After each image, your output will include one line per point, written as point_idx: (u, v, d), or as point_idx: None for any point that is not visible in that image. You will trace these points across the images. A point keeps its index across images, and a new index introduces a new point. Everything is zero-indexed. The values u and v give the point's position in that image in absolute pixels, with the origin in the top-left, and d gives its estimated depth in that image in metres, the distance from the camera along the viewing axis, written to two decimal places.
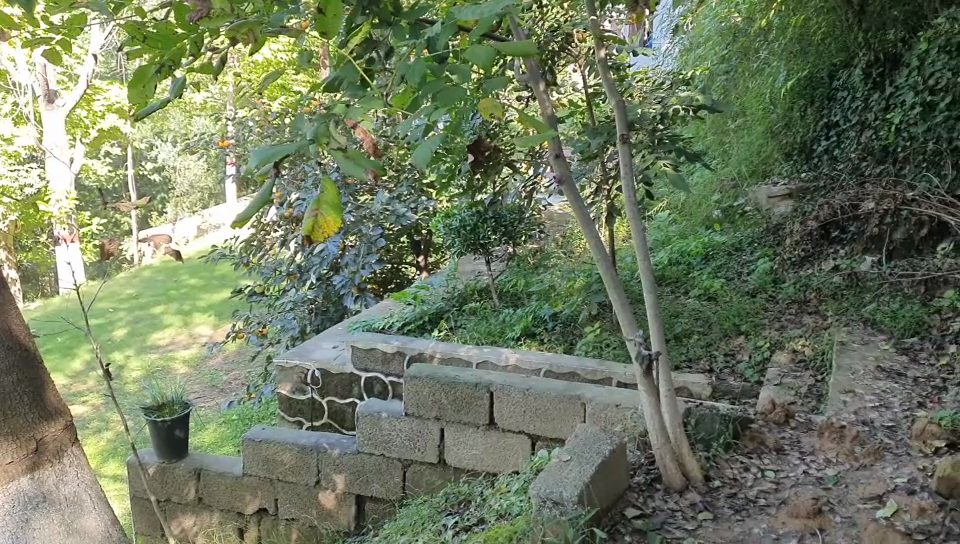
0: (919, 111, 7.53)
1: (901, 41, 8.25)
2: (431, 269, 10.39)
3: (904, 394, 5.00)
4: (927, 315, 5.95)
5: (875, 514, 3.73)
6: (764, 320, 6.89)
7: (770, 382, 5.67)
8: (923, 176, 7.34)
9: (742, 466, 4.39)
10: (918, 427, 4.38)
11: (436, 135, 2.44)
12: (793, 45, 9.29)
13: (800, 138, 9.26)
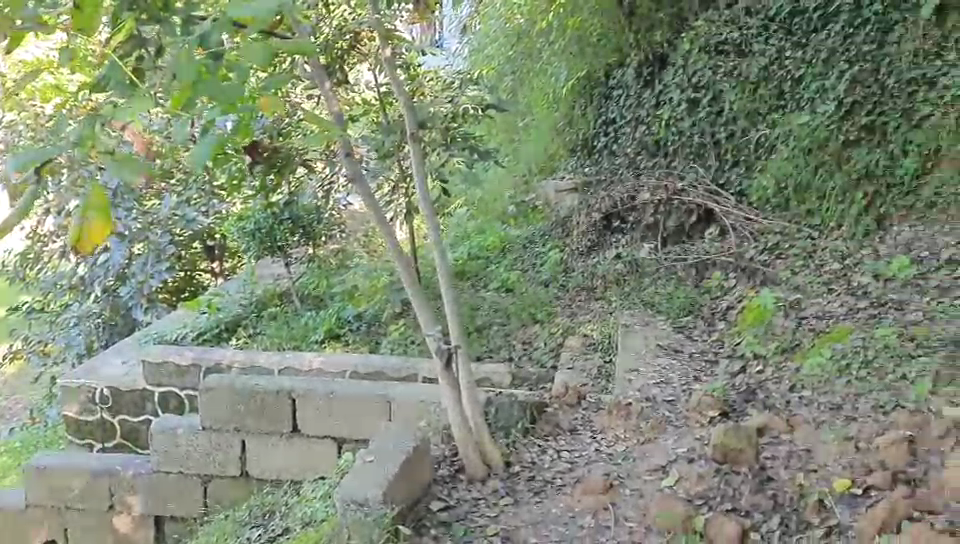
0: (685, 107, 8.10)
1: (667, 41, 9.12)
2: (228, 275, 10.01)
3: (681, 369, 5.37)
4: (699, 295, 6.42)
5: (660, 484, 3.98)
6: (556, 307, 7.21)
7: (563, 367, 5.94)
8: (691, 168, 7.88)
9: (539, 449, 4.58)
10: (695, 399, 4.72)
11: (213, 137, 2.33)
12: (571, 45, 9.60)
13: (581, 136, 9.75)
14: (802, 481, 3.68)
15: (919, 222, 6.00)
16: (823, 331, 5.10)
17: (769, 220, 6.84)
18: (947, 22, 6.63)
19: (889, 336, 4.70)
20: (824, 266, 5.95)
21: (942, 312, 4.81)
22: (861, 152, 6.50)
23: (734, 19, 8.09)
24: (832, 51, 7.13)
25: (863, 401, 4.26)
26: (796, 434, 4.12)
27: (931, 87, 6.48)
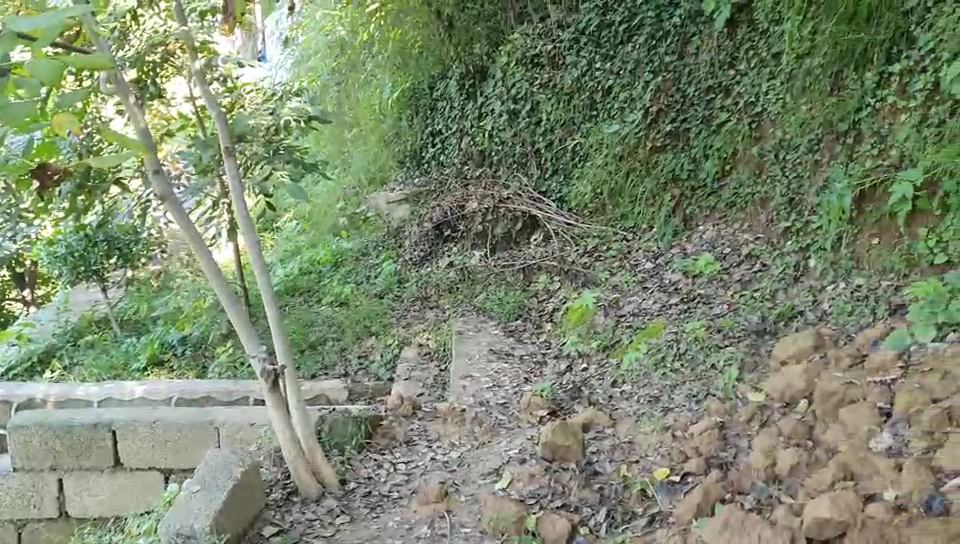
0: (506, 118, 8.35)
1: (487, 54, 9.11)
2: (41, 303, 9.38)
3: (512, 372, 5.49)
4: (526, 298, 6.60)
5: (494, 487, 4.04)
6: (391, 319, 7.17)
7: (399, 378, 5.93)
8: (514, 177, 8.09)
9: (375, 463, 4.53)
10: (525, 400, 4.84)
11: None
12: (394, 58, 9.67)
13: (409, 147, 9.81)
14: (625, 473, 3.86)
15: (723, 221, 6.17)
16: (640, 327, 5.36)
17: (587, 224, 7.12)
18: (738, 31, 6.57)
19: (699, 327, 4.95)
20: (639, 267, 6.24)
21: (744, 303, 5.09)
22: (668, 157, 6.75)
23: (548, 32, 8.22)
24: (637, 63, 7.25)
25: (678, 391, 4.51)
26: (618, 428, 4.31)
27: (728, 95, 6.49)
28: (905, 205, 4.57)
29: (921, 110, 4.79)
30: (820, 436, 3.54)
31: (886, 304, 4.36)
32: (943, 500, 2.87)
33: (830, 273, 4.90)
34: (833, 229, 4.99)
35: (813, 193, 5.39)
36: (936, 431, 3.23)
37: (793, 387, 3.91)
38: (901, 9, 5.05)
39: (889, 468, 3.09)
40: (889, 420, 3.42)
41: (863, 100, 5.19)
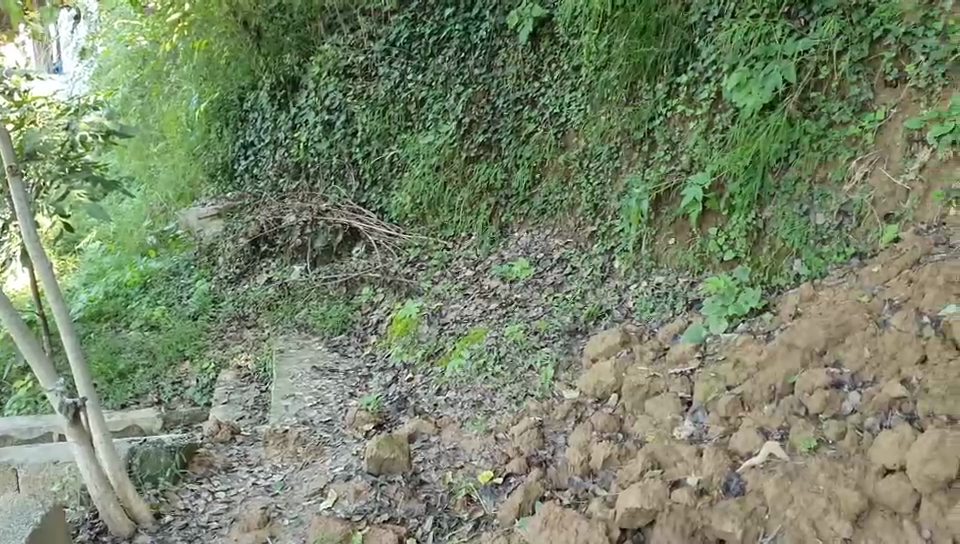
0: (321, 129, 8.17)
1: (297, 65, 8.66)
2: None
3: (336, 388, 5.42)
4: (350, 312, 6.53)
5: (319, 507, 3.96)
6: (206, 341, 6.90)
7: (217, 403, 5.71)
8: (332, 189, 7.94)
9: (192, 493, 4.34)
10: (351, 416, 4.82)
11: None
12: (202, 69, 9.37)
13: (221, 159, 9.26)
14: (450, 480, 3.89)
15: (535, 227, 6.30)
16: (461, 334, 5.43)
17: (407, 235, 7.12)
18: (541, 44, 6.67)
19: (518, 331, 5.07)
20: (459, 274, 6.32)
21: (558, 305, 5.26)
22: (481, 167, 6.80)
23: (359, 43, 8.14)
24: (448, 75, 7.28)
25: (499, 394, 4.60)
26: (443, 435, 4.36)
27: (534, 106, 6.60)
28: (696, 207, 4.77)
29: (707, 118, 5.01)
30: (630, 428, 3.70)
31: (684, 299, 4.61)
32: (740, 481, 3.06)
33: (633, 273, 5.15)
34: (634, 231, 5.23)
35: (614, 199, 5.62)
36: (731, 416, 3.43)
37: (604, 382, 4.06)
38: (684, 24, 5.29)
39: (691, 455, 3.27)
40: (691, 409, 3.63)
41: (655, 110, 5.42)
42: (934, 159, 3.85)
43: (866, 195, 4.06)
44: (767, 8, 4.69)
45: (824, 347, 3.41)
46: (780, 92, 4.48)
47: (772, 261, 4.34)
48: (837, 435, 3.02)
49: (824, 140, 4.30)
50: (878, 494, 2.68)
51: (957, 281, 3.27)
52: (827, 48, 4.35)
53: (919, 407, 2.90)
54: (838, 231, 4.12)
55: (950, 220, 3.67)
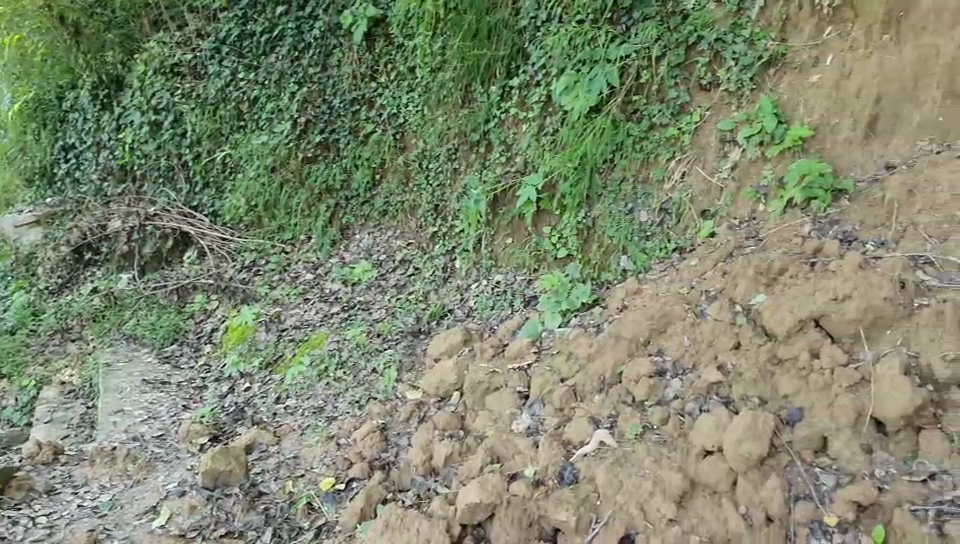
0: (147, 130, 7.59)
1: (121, 63, 7.99)
2: None
3: (168, 401, 5.19)
4: (182, 321, 6.25)
5: (150, 526, 3.77)
6: (27, 357, 6.53)
7: (40, 423, 5.50)
8: (161, 192, 7.52)
9: (9, 520, 4.05)
10: (184, 429, 4.62)
11: None
12: (14, 67, 8.65)
13: (39, 163, 8.51)
14: (290, 489, 3.80)
15: (377, 229, 6.18)
16: (302, 340, 5.32)
17: (243, 237, 6.88)
18: (376, 45, 6.44)
19: (359, 334, 4.97)
20: (298, 278, 6.16)
21: (400, 306, 5.20)
22: (320, 169, 6.58)
23: (187, 40, 7.51)
24: (282, 74, 6.87)
25: (342, 399, 4.52)
26: (283, 444, 4.24)
27: (372, 107, 6.43)
28: (530, 208, 4.83)
29: (538, 120, 4.98)
30: (471, 425, 3.70)
31: (522, 296, 4.65)
32: (574, 470, 3.13)
33: (473, 272, 5.14)
34: (473, 231, 5.19)
35: (453, 200, 5.54)
36: (565, 407, 3.51)
37: (446, 382, 4.00)
38: (515, 28, 5.17)
39: (528, 447, 3.34)
40: (528, 402, 3.66)
41: (490, 112, 5.32)
42: (743, 158, 4.06)
43: (685, 193, 4.26)
44: (592, 13, 4.71)
45: (648, 337, 3.56)
46: (604, 95, 4.56)
47: (601, 257, 4.48)
48: (661, 421, 3.17)
49: (646, 141, 4.46)
50: (699, 475, 2.86)
51: (766, 271, 3.42)
52: (647, 53, 4.47)
53: (734, 391, 3.10)
54: (660, 229, 4.31)
55: (759, 215, 3.91)
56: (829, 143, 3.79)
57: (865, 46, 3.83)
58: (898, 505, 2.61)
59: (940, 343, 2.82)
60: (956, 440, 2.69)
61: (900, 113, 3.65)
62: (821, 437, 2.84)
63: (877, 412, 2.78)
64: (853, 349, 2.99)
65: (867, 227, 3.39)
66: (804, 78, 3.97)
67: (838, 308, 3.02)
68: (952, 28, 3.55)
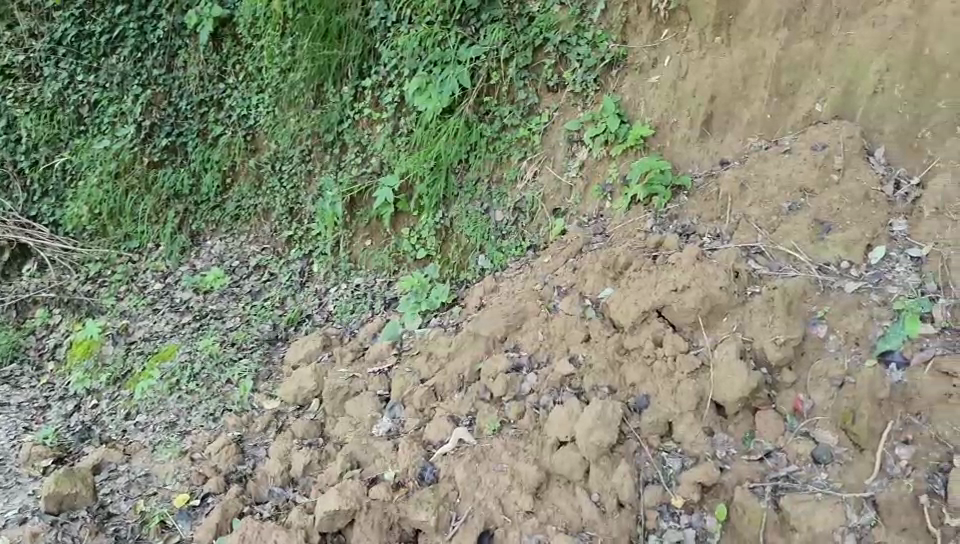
0: None
1: None
2: None
3: (7, 425, 4.71)
4: (19, 336, 5.50)
5: None
6: None
7: None
8: None
9: None
10: (23, 452, 4.25)
11: None
12: None
13: None
14: (142, 508, 3.58)
15: (228, 234, 5.62)
16: (151, 353, 4.96)
17: (85, 247, 5.90)
18: (222, 46, 5.67)
19: (212, 344, 4.71)
20: (147, 287, 5.56)
21: (255, 314, 4.91)
22: (167, 175, 5.77)
23: (17, 40, 5.84)
24: (124, 76, 5.81)
25: (195, 412, 4.26)
26: (133, 462, 3.98)
27: (221, 109, 5.71)
28: (387, 209, 4.68)
29: (392, 121, 4.87)
30: (331, 431, 3.61)
31: (382, 299, 4.58)
32: (433, 469, 3.10)
33: (332, 276, 4.95)
34: (330, 235, 4.98)
35: (309, 202, 5.25)
36: (426, 407, 3.44)
37: (304, 389, 3.90)
38: (364, 27, 4.93)
39: (388, 450, 3.24)
40: (388, 405, 3.56)
41: (342, 113, 5.10)
42: (590, 158, 4.16)
43: (536, 193, 4.31)
44: (441, 14, 4.51)
45: (505, 334, 3.56)
46: (456, 96, 4.46)
47: (458, 257, 4.46)
48: (517, 415, 3.18)
49: (498, 142, 4.45)
50: (553, 465, 2.91)
51: (611, 266, 3.53)
52: (496, 55, 4.39)
53: (586, 381, 3.16)
54: (514, 227, 4.35)
55: (605, 212, 4.03)
56: (668, 141, 3.96)
57: (699, 47, 3.97)
58: (737, 484, 2.76)
59: (771, 328, 2.98)
60: (788, 420, 2.87)
61: (732, 110, 3.84)
62: (666, 422, 2.96)
63: (717, 395, 2.93)
64: (693, 337, 3.13)
65: (704, 220, 3.57)
66: (644, 79, 4.09)
67: (678, 298, 3.14)
68: (778, 30, 3.74)
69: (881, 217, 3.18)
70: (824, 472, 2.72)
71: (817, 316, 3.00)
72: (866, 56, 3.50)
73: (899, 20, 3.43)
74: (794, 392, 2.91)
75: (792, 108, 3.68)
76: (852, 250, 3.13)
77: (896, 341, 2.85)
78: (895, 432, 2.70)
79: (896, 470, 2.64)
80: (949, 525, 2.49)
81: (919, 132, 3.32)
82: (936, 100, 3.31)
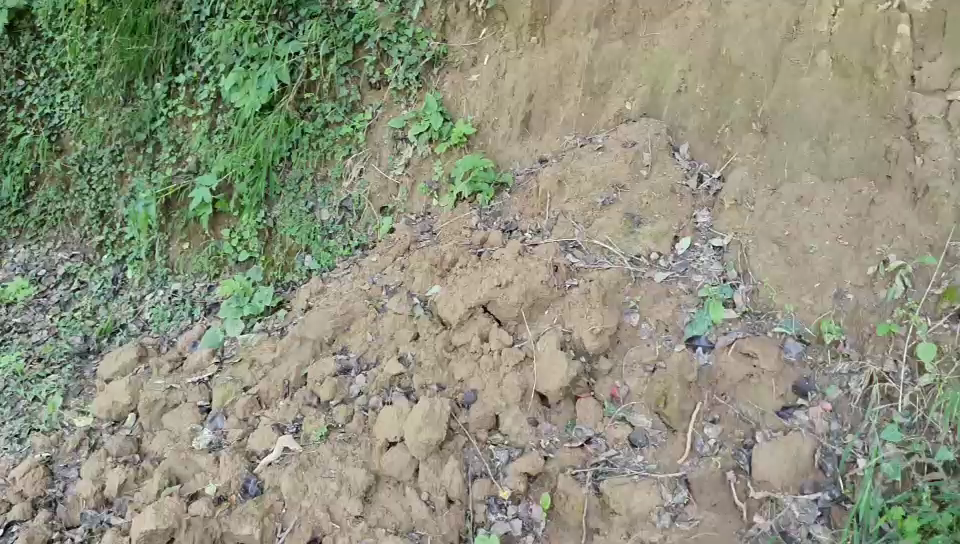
0: None
1: None
2: None
3: None
4: None
5: None
6: None
7: None
8: None
9: None
10: None
11: None
12: None
13: None
14: None
15: (33, 242, 4.92)
16: None
17: None
18: (21, 38, 5.00)
19: (14, 361, 4.13)
20: None
21: (66, 325, 4.39)
22: None
23: None
24: None
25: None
26: None
27: (21, 107, 5.01)
28: (206, 209, 4.38)
29: (209, 119, 4.58)
30: (148, 447, 3.38)
31: (202, 304, 4.32)
32: (257, 481, 3.01)
33: (147, 282, 4.61)
34: (143, 238, 4.62)
35: (121, 204, 4.79)
36: (250, 416, 3.31)
37: (118, 403, 3.59)
38: (177, 22, 4.68)
39: (209, 463, 3.11)
40: (209, 415, 3.41)
41: (155, 110, 4.75)
42: (415, 155, 4.13)
43: (363, 190, 4.22)
44: (256, 9, 4.38)
45: (333, 336, 3.47)
46: (275, 93, 4.29)
47: (283, 258, 4.28)
48: (346, 418, 3.11)
49: (321, 139, 4.31)
50: (382, 468, 2.90)
51: (439, 264, 3.53)
52: (315, 51, 4.26)
53: (415, 381, 3.14)
54: (342, 226, 4.23)
55: (433, 210, 4.03)
56: (490, 139, 4.03)
57: (516, 46, 4.06)
58: (561, 471, 2.85)
59: (589, 319, 3.06)
60: (607, 405, 2.97)
61: (549, 109, 3.94)
62: (493, 415, 3.00)
63: (540, 386, 3.00)
64: (517, 331, 3.18)
65: (527, 216, 3.65)
66: (465, 77, 4.13)
67: (502, 293, 3.17)
68: (589, 31, 3.86)
69: (686, 210, 3.36)
70: (640, 454, 2.85)
71: (630, 305, 3.15)
72: (670, 56, 3.66)
73: (698, 22, 3.60)
74: (611, 380, 3.02)
75: (604, 107, 3.81)
76: (661, 241, 3.29)
77: (702, 327, 3.02)
78: (703, 412, 2.88)
79: (705, 449, 2.82)
80: (754, 498, 2.69)
81: (719, 128, 3.50)
82: (733, 98, 3.49)
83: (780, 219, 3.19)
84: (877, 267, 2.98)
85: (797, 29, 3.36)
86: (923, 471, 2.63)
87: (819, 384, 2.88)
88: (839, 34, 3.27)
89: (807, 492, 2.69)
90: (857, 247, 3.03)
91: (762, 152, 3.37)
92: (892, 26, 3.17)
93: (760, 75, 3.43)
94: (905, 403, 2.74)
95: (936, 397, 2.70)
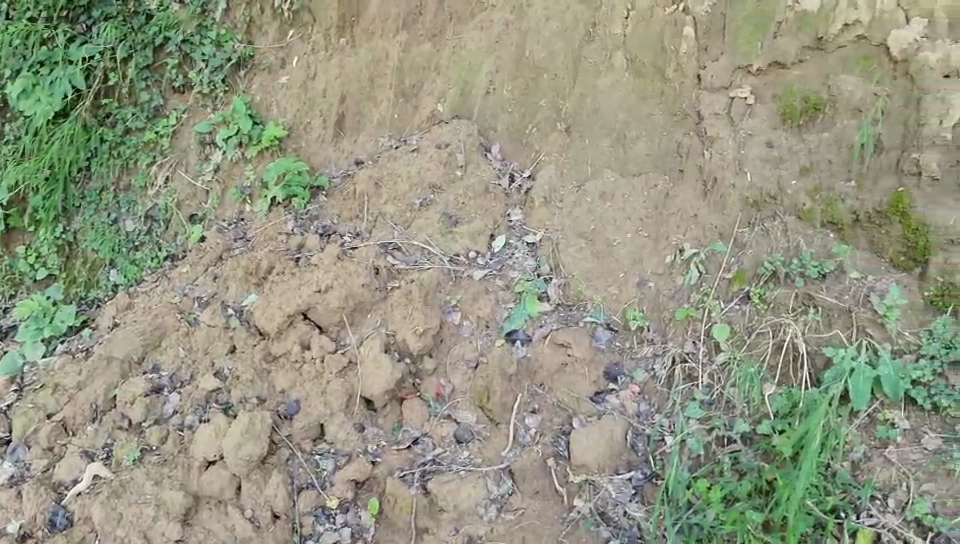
0: None
1: None
2: None
3: None
4: None
5: None
6: None
7: None
8: None
9: None
10: None
11: None
12: None
13: None
14: None
15: None
16: None
17: None
18: None
19: None
20: None
21: None
22: None
23: None
24: None
25: None
26: None
27: None
28: None
29: None
30: None
31: None
32: (66, 513, 2.88)
33: None
34: None
35: None
36: (55, 445, 3.11)
37: None
38: None
39: (10, 498, 2.93)
40: (9, 447, 3.16)
41: None
42: (225, 160, 3.99)
43: (170, 198, 4.03)
44: (43, 10, 4.03)
45: (142, 355, 3.29)
46: (70, 99, 4.03)
47: (86, 274, 3.99)
48: (160, 440, 2.99)
49: (123, 146, 4.07)
50: (201, 488, 2.83)
51: (254, 271, 3.38)
52: (112, 54, 4.05)
53: (233, 395, 3.06)
54: (149, 237, 4.01)
55: (247, 216, 3.89)
56: (303, 142, 3.96)
57: (325, 48, 4.01)
58: (389, 475, 2.88)
59: (411, 320, 3.06)
60: (432, 404, 3.02)
61: (362, 111, 3.92)
62: (318, 424, 2.98)
63: (365, 390, 2.98)
64: (340, 336, 3.14)
65: (344, 219, 3.60)
66: (274, 79, 4.05)
67: (322, 299, 3.11)
68: (397, 32, 3.87)
69: (499, 208, 3.45)
70: (465, 450, 2.91)
71: (451, 304, 3.18)
72: (477, 57, 3.74)
73: (502, 24, 3.69)
74: (435, 378, 3.06)
75: (416, 108, 3.84)
76: (477, 240, 3.35)
77: (519, 320, 3.14)
78: (523, 403, 2.99)
79: (527, 439, 2.92)
80: (573, 482, 2.83)
81: (527, 128, 3.62)
82: (538, 98, 3.61)
83: (585, 214, 3.33)
84: (673, 256, 3.17)
85: (593, 31, 3.52)
86: (723, 444, 2.81)
87: (628, 369, 3.05)
88: (632, 35, 3.44)
89: (621, 472, 2.85)
90: (655, 238, 3.22)
91: (567, 150, 3.51)
92: (679, 28, 3.34)
93: (562, 76, 3.57)
94: (705, 381, 2.93)
95: (731, 374, 2.90)
